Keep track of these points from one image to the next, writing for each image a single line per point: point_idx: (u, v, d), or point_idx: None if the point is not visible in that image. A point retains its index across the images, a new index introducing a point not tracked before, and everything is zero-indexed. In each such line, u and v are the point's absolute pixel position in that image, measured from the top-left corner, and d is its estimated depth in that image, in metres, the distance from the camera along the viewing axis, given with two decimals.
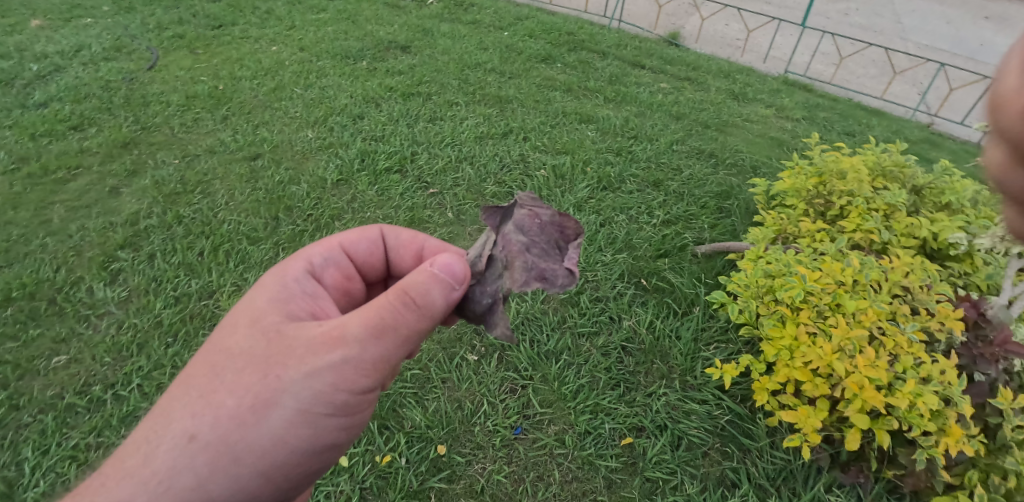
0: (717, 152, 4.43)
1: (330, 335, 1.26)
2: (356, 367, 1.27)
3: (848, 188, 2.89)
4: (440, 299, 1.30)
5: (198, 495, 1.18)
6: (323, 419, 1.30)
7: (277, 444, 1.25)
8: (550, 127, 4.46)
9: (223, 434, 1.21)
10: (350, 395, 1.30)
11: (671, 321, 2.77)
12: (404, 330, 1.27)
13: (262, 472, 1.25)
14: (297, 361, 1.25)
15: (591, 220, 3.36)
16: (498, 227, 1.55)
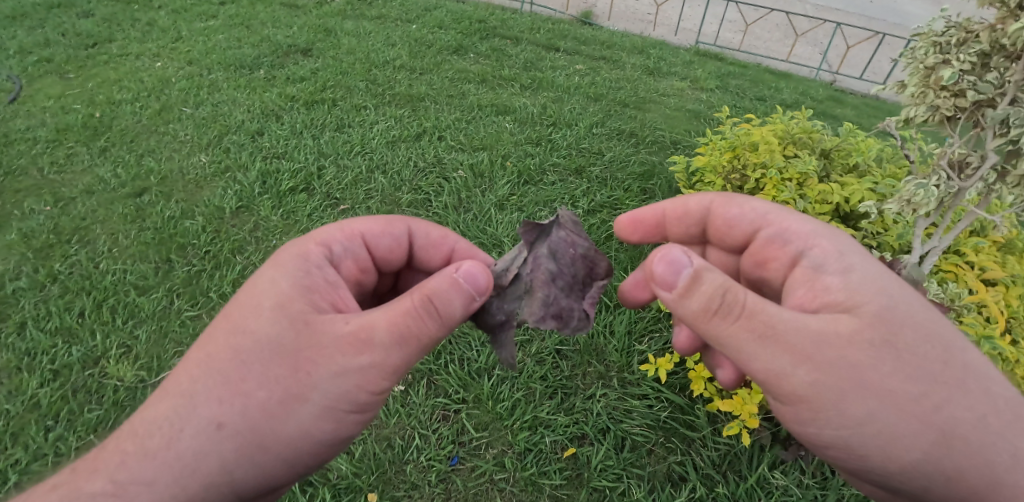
0: (636, 131, 4.40)
1: (357, 334, 1.16)
2: (381, 371, 1.17)
3: (761, 161, 2.88)
4: (461, 308, 1.21)
5: (219, 485, 1.11)
6: (350, 418, 1.21)
7: (303, 438, 1.15)
8: (467, 122, 4.29)
9: (250, 424, 1.11)
10: (375, 395, 1.20)
11: (604, 316, 2.69)
12: (426, 338, 1.18)
13: (286, 462, 1.16)
14: (327, 358, 1.15)
15: (515, 218, 3.25)
16: (531, 244, 1.50)
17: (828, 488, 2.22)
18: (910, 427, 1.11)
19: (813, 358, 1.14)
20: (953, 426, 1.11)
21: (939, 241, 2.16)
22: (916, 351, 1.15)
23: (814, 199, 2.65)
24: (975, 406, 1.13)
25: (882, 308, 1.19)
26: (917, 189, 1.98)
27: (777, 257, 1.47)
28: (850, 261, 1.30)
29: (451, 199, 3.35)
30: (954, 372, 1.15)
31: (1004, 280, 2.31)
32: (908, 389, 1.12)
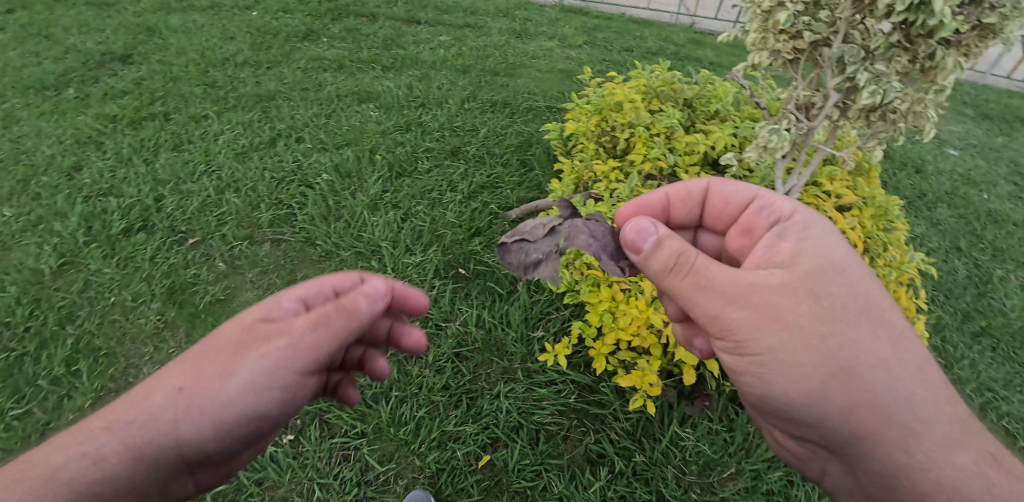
0: (510, 100, 4.24)
1: (278, 325, 1.26)
2: (298, 354, 1.24)
3: (628, 120, 2.85)
4: (367, 306, 1.33)
5: (164, 445, 1.17)
6: (277, 392, 1.24)
7: (232, 408, 1.20)
8: (327, 117, 3.93)
9: (187, 394, 1.19)
10: (295, 376, 1.25)
11: (498, 308, 2.62)
12: (337, 324, 1.28)
13: (217, 436, 1.20)
14: (249, 344, 1.23)
15: (391, 217, 3.02)
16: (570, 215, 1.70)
17: (735, 430, 2.36)
18: (811, 362, 1.26)
19: (739, 303, 1.29)
20: (849, 363, 1.26)
21: (798, 179, 2.22)
22: (834, 302, 1.29)
23: (682, 152, 2.66)
24: (874, 350, 1.28)
25: (821, 267, 1.33)
26: (771, 136, 2.00)
27: (755, 228, 1.53)
28: (807, 228, 1.41)
29: (319, 207, 3.05)
30: (863, 322, 1.30)
31: (858, 204, 2.43)
32: (818, 330, 1.27)
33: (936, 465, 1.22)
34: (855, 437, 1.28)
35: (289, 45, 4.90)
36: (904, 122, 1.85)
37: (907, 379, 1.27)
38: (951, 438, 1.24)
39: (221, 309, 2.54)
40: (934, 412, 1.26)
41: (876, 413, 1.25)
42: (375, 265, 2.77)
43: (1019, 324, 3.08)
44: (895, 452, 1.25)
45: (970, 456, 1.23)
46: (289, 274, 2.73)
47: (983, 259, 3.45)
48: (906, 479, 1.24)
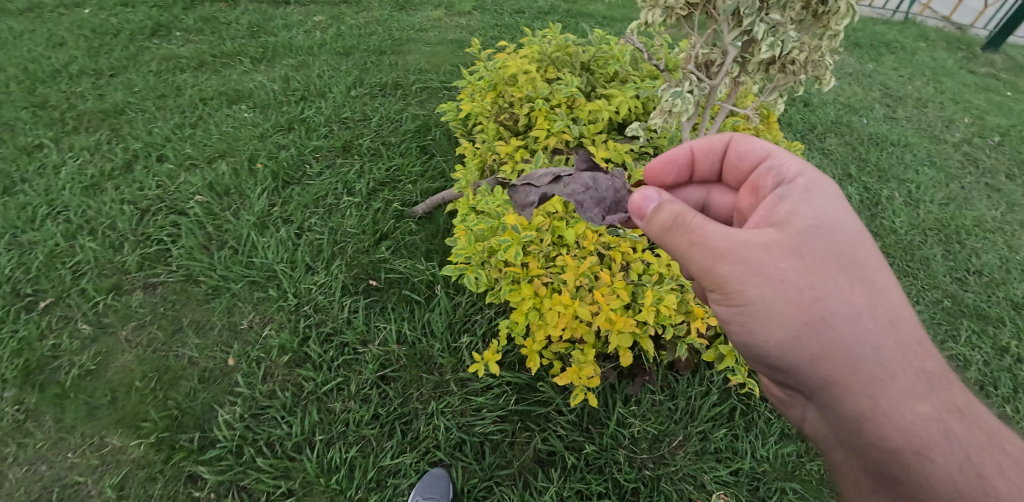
0: (401, 76, 3.85)
1: None
2: None
3: (525, 94, 2.65)
4: None
5: None
6: None
7: None
8: (193, 127, 3.26)
9: None
10: None
11: (418, 318, 2.43)
12: None
13: None
14: None
15: (284, 235, 2.69)
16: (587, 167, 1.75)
17: (678, 397, 2.35)
18: (786, 313, 1.37)
19: (723, 260, 1.40)
20: (821, 313, 1.35)
21: (705, 138, 2.14)
22: (816, 260, 1.37)
23: (586, 120, 2.52)
24: (849, 304, 1.35)
25: (811, 227, 1.40)
26: (674, 100, 1.90)
27: (761, 186, 1.59)
28: (804, 191, 1.46)
29: (195, 237, 2.65)
30: (844, 281, 1.36)
31: None
32: (796, 284, 1.36)
33: (897, 410, 1.29)
34: (824, 382, 1.37)
35: (130, 41, 3.92)
36: (804, 74, 1.81)
37: (877, 333, 1.34)
38: (915, 387, 1.31)
39: (95, 382, 2.18)
40: (901, 363, 1.33)
41: (843, 360, 1.34)
42: (273, 293, 2.46)
43: (908, 239, 3.29)
44: (857, 396, 1.33)
45: (930, 407, 1.29)
46: (172, 322, 2.37)
47: (871, 182, 3.64)
48: (868, 421, 1.32)
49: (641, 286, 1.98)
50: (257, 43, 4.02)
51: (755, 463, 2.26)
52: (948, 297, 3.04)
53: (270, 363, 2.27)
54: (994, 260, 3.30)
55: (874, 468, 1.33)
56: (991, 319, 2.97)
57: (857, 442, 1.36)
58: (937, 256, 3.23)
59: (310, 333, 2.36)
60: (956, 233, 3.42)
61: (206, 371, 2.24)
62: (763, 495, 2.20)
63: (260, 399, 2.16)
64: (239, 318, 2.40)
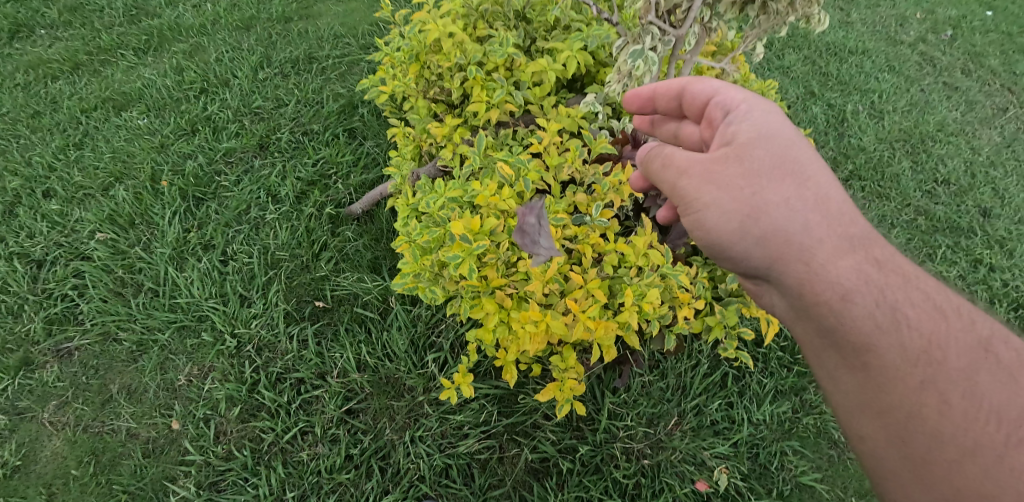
0: (313, 36, 3.29)
1: None
2: None
3: (454, 62, 2.17)
4: None
5: None
6: None
7: None
8: (80, 149, 2.71)
9: None
10: None
11: (377, 339, 2.19)
12: None
13: None
14: None
15: (209, 264, 2.35)
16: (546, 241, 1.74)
17: (667, 375, 2.24)
18: (729, 207, 1.15)
19: (681, 173, 1.23)
20: (760, 197, 1.14)
21: None
22: (759, 157, 1.17)
23: (530, 83, 2.11)
24: (787, 184, 1.15)
25: (754, 132, 1.21)
26: (636, 61, 1.61)
27: (711, 121, 1.36)
28: (742, 104, 1.27)
29: (104, 284, 2.31)
30: (781, 166, 1.16)
31: None
32: (735, 179, 1.15)
33: (840, 279, 1.11)
34: (765, 264, 1.17)
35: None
36: (790, 14, 1.54)
37: (809, 205, 1.14)
38: (847, 248, 1.13)
39: (25, 478, 1.95)
40: (830, 227, 1.14)
41: (781, 238, 1.14)
42: (207, 337, 2.18)
43: (876, 156, 3.24)
44: (795, 266, 1.14)
45: (860, 263, 1.12)
46: (101, 392, 2.11)
47: (834, 97, 3.50)
48: (806, 289, 1.14)
49: (618, 281, 1.78)
50: (135, 25, 3.27)
51: (753, 429, 2.21)
52: (920, 213, 3.06)
53: (221, 420, 2.04)
54: (959, 166, 3.29)
55: (823, 341, 1.15)
56: (963, 231, 3.01)
57: (807, 318, 1.17)
58: (906, 171, 3.20)
59: (259, 377, 2.10)
60: (921, 141, 3.38)
61: (150, 442, 2.01)
62: (763, 462, 2.17)
63: (216, 464, 1.95)
64: (175, 373, 2.14)
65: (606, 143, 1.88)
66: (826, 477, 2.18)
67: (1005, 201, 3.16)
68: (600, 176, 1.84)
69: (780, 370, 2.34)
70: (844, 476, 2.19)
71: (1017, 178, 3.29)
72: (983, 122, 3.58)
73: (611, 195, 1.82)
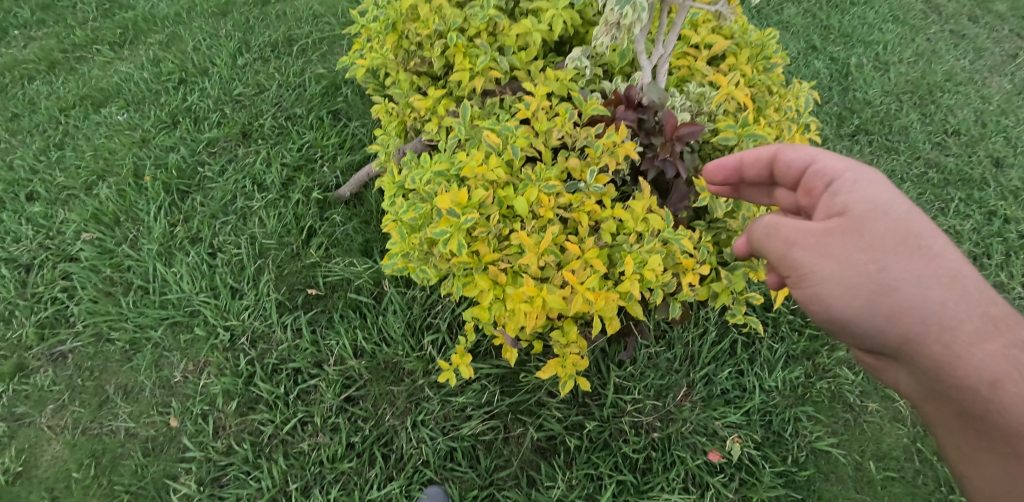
0: (292, 18, 3.19)
1: None
2: None
3: (434, 30, 2.10)
4: None
5: None
6: None
7: None
8: (61, 149, 2.65)
9: None
10: None
11: (373, 324, 2.14)
12: None
13: None
14: None
15: (198, 257, 2.31)
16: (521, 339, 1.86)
17: (674, 345, 2.17)
18: (852, 281, 1.00)
19: (790, 243, 1.09)
20: (885, 273, 0.99)
21: (664, 47, 1.79)
22: (879, 231, 1.02)
23: (515, 48, 2.05)
24: (915, 259, 1.00)
25: (870, 203, 1.05)
26: (623, 9, 1.54)
27: (809, 191, 1.19)
28: (848, 172, 1.11)
29: (93, 285, 2.27)
30: (904, 243, 1.01)
31: (731, 49, 2.09)
32: (857, 254, 1.01)
33: (985, 362, 0.95)
34: (893, 344, 1.02)
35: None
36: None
37: (944, 284, 0.98)
38: (990, 327, 0.97)
39: (25, 484, 1.92)
40: (973, 309, 0.98)
41: (916, 317, 0.98)
42: (200, 332, 2.13)
43: (883, 110, 3.12)
44: (929, 346, 0.98)
45: (1013, 349, 0.96)
46: (97, 394, 2.07)
47: (836, 51, 3.37)
48: (949, 377, 0.98)
49: (617, 249, 1.70)
50: (110, 18, 3.19)
51: (765, 396, 2.14)
52: (931, 166, 2.95)
53: (219, 415, 2.00)
54: (970, 115, 3.16)
55: (961, 420, 1.01)
56: (976, 182, 2.91)
57: (945, 399, 1.02)
58: (914, 123, 3.08)
59: (255, 369, 2.06)
60: (929, 92, 3.25)
61: (149, 441, 1.97)
62: (777, 429, 2.11)
63: (216, 460, 1.91)
64: (170, 371, 2.10)
65: (596, 104, 1.79)
66: (842, 442, 2.13)
67: (1018, 150, 3.04)
68: (592, 139, 1.76)
69: (791, 335, 2.27)
70: (860, 440, 2.14)
71: None
72: (993, 69, 3.44)
73: (604, 158, 1.73)
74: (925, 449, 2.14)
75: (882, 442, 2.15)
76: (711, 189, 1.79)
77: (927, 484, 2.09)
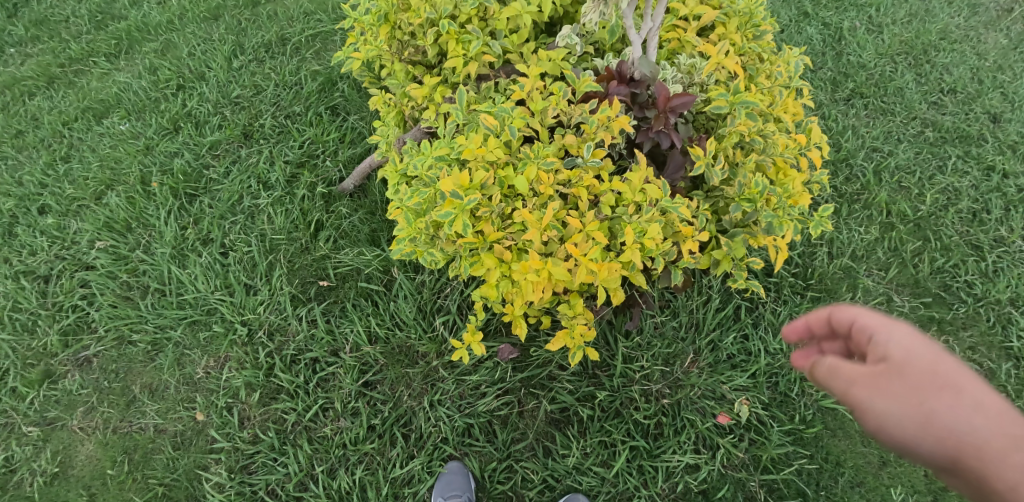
0: (284, 19, 3.23)
1: None
2: None
3: (426, 18, 2.16)
4: None
5: None
6: None
7: None
8: (68, 162, 2.71)
9: None
10: None
11: (385, 311, 2.21)
12: None
13: None
14: None
15: (210, 257, 2.37)
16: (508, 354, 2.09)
17: (679, 313, 2.22)
18: (908, 430, 0.89)
19: (843, 382, 0.96)
20: (945, 430, 0.87)
21: (652, 20, 1.83)
22: (936, 384, 0.89)
23: (506, 31, 2.11)
24: (980, 419, 0.86)
25: (924, 358, 0.92)
26: None
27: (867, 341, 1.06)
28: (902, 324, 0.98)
29: (111, 290, 2.34)
30: (968, 404, 0.87)
31: (719, 19, 2.13)
32: (913, 408, 0.89)
33: None
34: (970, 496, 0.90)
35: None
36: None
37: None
38: None
39: (64, 483, 2.00)
40: None
41: (984, 477, 0.85)
42: (218, 329, 2.20)
43: (878, 73, 3.14)
44: None
45: None
46: (123, 394, 2.14)
47: (829, 16, 3.38)
48: None
49: (617, 221, 1.75)
50: (103, 30, 3.23)
51: (771, 359, 2.19)
52: (928, 126, 2.97)
53: (243, 406, 2.07)
54: (965, 73, 3.17)
55: None
56: (973, 139, 2.92)
57: None
58: (910, 83, 3.09)
59: (275, 361, 2.13)
60: (923, 51, 3.26)
61: (178, 436, 2.05)
62: (784, 390, 2.16)
63: (244, 448, 1.99)
64: (193, 367, 2.17)
65: (588, 80, 1.84)
66: None
67: (1015, 104, 3.05)
68: (586, 115, 1.81)
69: (794, 298, 2.32)
70: None
71: None
72: (988, 25, 3.44)
73: (600, 133, 1.79)
74: None
75: None
76: (705, 157, 1.84)
77: None
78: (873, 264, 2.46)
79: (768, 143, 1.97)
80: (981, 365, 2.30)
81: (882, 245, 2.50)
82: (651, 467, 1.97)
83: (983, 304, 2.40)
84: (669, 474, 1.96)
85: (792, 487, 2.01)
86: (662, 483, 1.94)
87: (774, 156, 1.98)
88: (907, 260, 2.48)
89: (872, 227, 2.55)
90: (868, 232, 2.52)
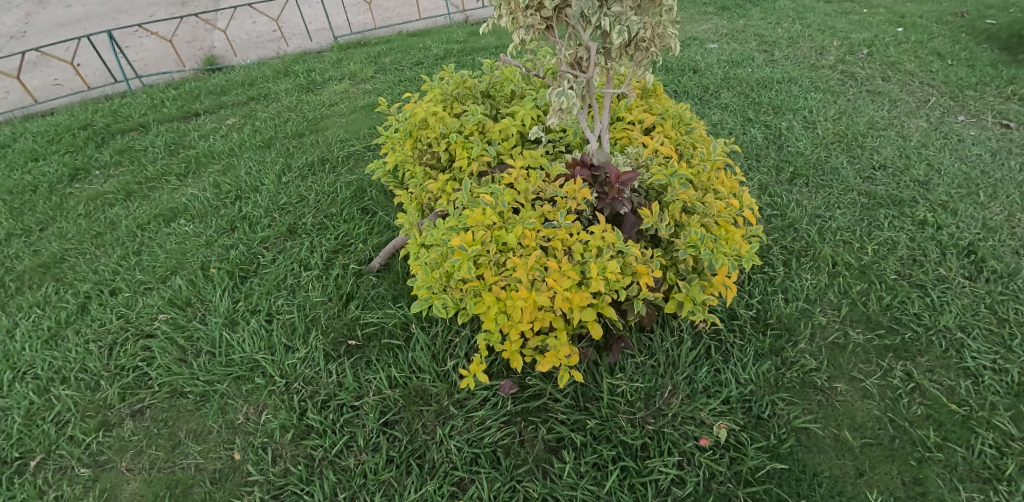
0: (322, 145, 3.95)
1: None
2: None
3: (439, 132, 2.82)
4: None
5: None
6: None
7: None
8: (137, 254, 3.20)
9: None
10: None
11: (403, 360, 2.55)
12: None
13: None
14: None
15: (254, 325, 2.75)
16: (507, 391, 2.41)
17: (656, 354, 2.51)
18: None
19: None
20: None
21: (601, 123, 2.56)
22: None
23: (499, 140, 2.75)
24: None
25: None
26: (561, 98, 2.29)
27: None
28: None
29: (168, 353, 2.67)
30: None
31: (658, 122, 2.89)
32: None
33: None
34: None
35: (44, 191, 3.63)
36: (656, 46, 2.30)
37: None
38: None
39: None
40: None
41: None
42: (260, 381, 2.52)
43: (814, 157, 3.68)
44: None
45: None
46: (170, 438, 2.39)
47: (769, 120, 4.06)
48: None
49: (586, 263, 2.21)
50: (175, 156, 3.94)
51: (743, 387, 2.42)
52: (864, 195, 3.39)
53: (276, 445, 2.33)
54: (893, 152, 3.67)
55: None
56: (907, 202, 3.29)
57: None
58: (844, 164, 3.61)
59: (307, 404, 2.43)
60: (854, 139, 3.83)
61: (216, 472, 2.27)
62: (757, 413, 2.34)
63: (275, 480, 2.22)
64: (234, 414, 2.45)
65: (558, 166, 2.48)
66: (819, 418, 2.33)
67: (941, 172, 3.48)
68: (558, 190, 2.40)
69: (756, 335, 2.60)
70: (835, 416, 2.33)
71: (949, 152, 3.66)
72: (909, 115, 4.07)
73: (569, 201, 2.35)
74: (897, 417, 2.31)
75: (856, 416, 2.33)
76: (651, 216, 2.35)
77: (905, 446, 2.23)
78: (826, 306, 2.74)
79: (707, 206, 2.48)
80: (941, 384, 2.42)
81: (832, 289, 2.80)
82: (642, 485, 2.15)
83: (935, 332, 2.59)
84: (658, 489, 2.14)
85: (773, 497, 2.11)
86: (652, 498, 2.11)
87: (713, 217, 2.45)
88: (855, 300, 2.74)
89: (820, 274, 2.87)
90: (817, 278, 2.84)
